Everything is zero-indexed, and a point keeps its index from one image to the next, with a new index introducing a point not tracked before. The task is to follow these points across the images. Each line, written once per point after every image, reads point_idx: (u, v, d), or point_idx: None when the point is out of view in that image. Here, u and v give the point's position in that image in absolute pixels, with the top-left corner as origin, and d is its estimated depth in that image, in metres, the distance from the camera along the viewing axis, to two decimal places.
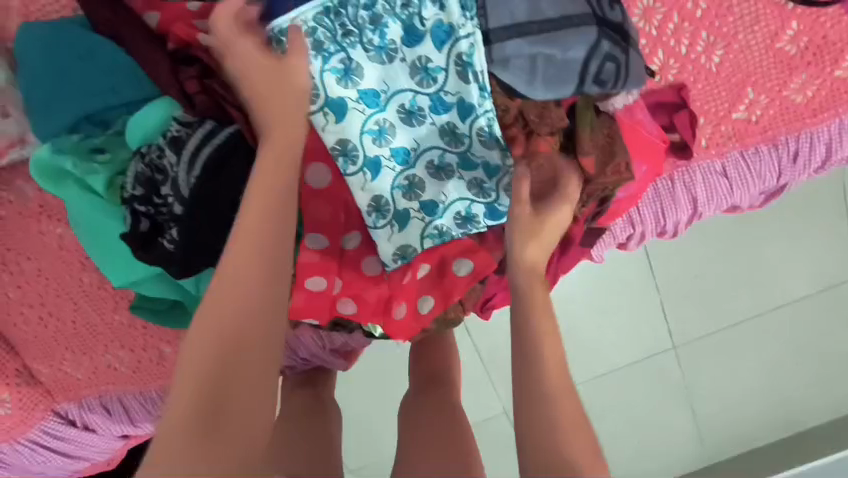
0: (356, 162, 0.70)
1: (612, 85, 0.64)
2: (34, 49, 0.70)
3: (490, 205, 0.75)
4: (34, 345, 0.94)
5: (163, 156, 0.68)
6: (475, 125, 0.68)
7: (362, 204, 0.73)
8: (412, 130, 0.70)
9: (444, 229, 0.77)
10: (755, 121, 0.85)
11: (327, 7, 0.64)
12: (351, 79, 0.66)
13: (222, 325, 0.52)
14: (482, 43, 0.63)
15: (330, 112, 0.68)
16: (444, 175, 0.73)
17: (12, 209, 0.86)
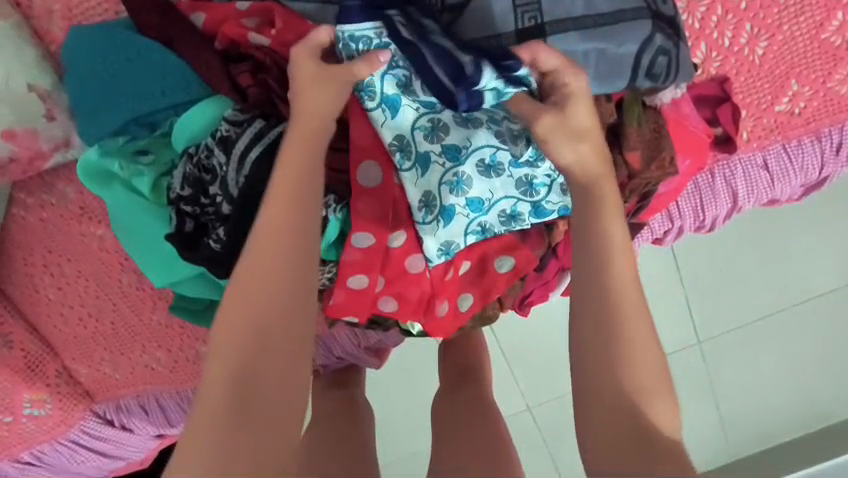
0: (410, 157, 0.72)
1: (663, 79, 0.65)
2: (83, 53, 0.71)
3: (535, 203, 0.76)
4: (75, 345, 0.95)
5: (212, 157, 0.68)
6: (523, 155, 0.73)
7: (412, 201, 0.74)
8: (468, 131, 0.73)
9: (488, 225, 0.77)
10: (798, 113, 0.84)
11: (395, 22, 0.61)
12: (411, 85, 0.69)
13: (247, 325, 0.52)
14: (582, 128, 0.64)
15: (386, 109, 0.70)
16: (494, 174, 0.74)
17: (54, 211, 0.87)
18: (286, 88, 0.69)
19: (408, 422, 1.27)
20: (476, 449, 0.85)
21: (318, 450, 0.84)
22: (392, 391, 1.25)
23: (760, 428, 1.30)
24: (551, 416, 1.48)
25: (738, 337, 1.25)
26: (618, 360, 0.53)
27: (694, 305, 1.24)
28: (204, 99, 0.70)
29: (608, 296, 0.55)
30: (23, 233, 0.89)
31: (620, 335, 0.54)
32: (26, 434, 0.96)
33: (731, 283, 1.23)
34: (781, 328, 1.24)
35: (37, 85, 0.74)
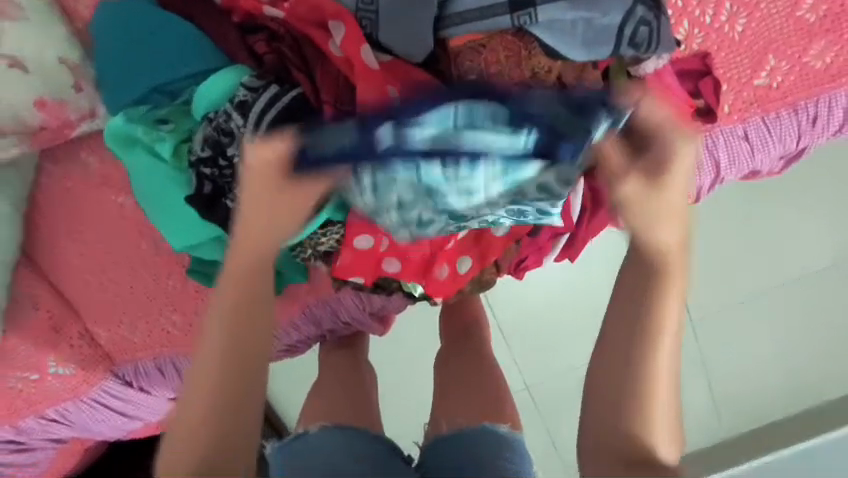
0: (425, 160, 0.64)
1: (644, 48, 0.70)
2: (113, 27, 0.78)
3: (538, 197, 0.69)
4: (96, 308, 1.01)
5: (230, 120, 0.73)
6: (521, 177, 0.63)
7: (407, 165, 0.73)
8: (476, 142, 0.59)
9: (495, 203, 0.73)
10: (776, 86, 0.90)
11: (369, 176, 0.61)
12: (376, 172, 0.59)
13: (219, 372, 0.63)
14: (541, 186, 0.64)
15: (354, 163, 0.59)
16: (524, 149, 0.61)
17: (79, 180, 0.93)
18: (298, 55, 0.74)
19: (411, 389, 1.34)
20: (472, 397, 0.92)
21: (325, 403, 0.91)
22: (397, 361, 1.32)
23: (751, 401, 1.36)
24: (549, 392, 1.54)
25: (724, 314, 1.31)
26: (640, 380, 0.66)
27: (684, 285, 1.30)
28: (223, 69, 0.76)
29: (646, 372, 0.66)
30: (50, 201, 0.95)
31: (647, 363, 0.66)
32: (51, 391, 1.01)
33: (717, 261, 1.28)
34: (763, 307, 1.30)
35: (67, 58, 0.80)
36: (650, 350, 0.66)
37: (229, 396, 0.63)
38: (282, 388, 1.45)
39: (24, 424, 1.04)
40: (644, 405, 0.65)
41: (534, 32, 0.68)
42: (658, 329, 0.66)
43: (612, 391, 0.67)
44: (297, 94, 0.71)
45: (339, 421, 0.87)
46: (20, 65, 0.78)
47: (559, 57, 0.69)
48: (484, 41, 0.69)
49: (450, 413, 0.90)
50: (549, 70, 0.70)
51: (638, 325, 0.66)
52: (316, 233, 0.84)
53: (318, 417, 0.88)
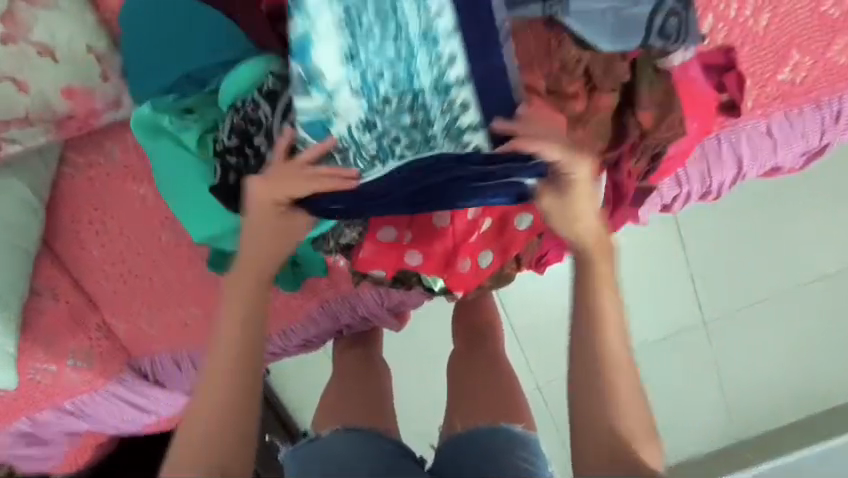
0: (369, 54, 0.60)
1: (674, 40, 0.71)
2: (143, 21, 0.79)
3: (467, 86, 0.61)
4: (115, 299, 1.01)
5: (258, 109, 0.72)
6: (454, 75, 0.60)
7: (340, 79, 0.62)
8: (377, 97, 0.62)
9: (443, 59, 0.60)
10: (799, 82, 0.89)
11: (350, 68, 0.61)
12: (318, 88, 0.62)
13: (227, 395, 0.65)
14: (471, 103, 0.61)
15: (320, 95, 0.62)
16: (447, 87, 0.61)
17: (103, 171, 0.94)
18: None
19: (424, 389, 1.32)
20: (486, 394, 0.91)
21: (339, 403, 0.91)
22: (410, 359, 1.31)
23: (774, 400, 1.39)
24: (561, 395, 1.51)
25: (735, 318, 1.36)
26: (603, 391, 0.66)
27: (698, 287, 1.36)
28: (249, 59, 0.75)
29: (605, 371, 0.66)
30: (72, 191, 0.95)
31: (606, 372, 0.66)
32: (68, 385, 1.00)
33: (724, 260, 1.34)
34: (773, 310, 1.35)
35: (95, 47, 0.80)
36: (597, 355, 0.67)
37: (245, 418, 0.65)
38: (293, 386, 1.43)
39: (40, 416, 1.04)
40: (606, 410, 0.65)
41: (564, 20, 0.68)
42: (598, 334, 0.67)
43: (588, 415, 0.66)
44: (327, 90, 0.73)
45: (348, 424, 0.86)
46: (49, 54, 0.79)
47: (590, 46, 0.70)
48: (514, 30, 0.69)
49: (463, 411, 0.89)
50: (577, 62, 0.71)
51: (581, 329, 0.68)
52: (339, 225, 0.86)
53: (329, 419, 0.88)
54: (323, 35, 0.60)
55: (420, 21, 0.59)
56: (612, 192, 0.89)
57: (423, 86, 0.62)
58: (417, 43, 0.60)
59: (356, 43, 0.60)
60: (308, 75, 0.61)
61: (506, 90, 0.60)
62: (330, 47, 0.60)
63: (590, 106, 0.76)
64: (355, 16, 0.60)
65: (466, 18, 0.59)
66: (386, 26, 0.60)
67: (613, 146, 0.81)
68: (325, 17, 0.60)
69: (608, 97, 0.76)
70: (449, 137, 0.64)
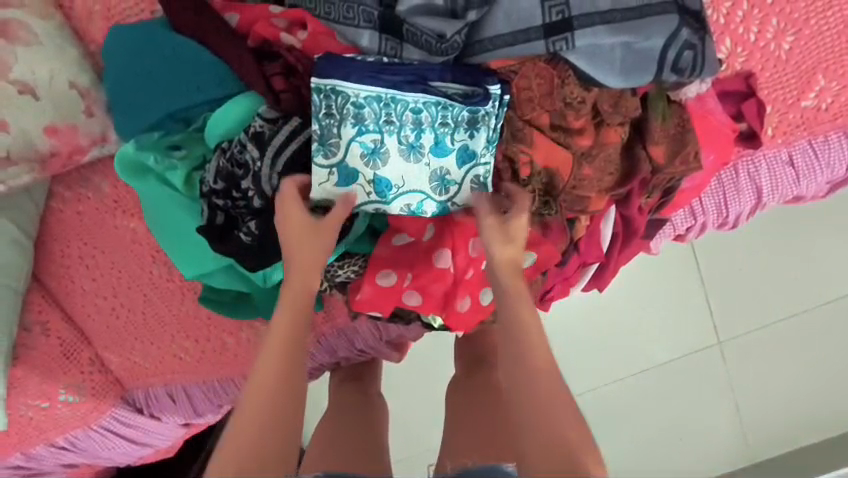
0: (383, 161, 0.69)
1: (689, 73, 0.66)
2: (122, 51, 0.74)
3: (464, 156, 0.70)
4: (107, 335, 0.98)
5: (244, 151, 0.70)
6: (471, 173, 0.70)
7: (355, 152, 0.68)
8: (405, 168, 0.69)
9: (446, 172, 0.70)
10: (825, 108, 0.82)
11: (361, 127, 0.67)
12: (328, 149, 0.68)
13: (275, 398, 0.60)
14: (467, 188, 0.71)
15: (337, 173, 0.69)
16: (445, 188, 0.71)
17: (90, 204, 0.90)
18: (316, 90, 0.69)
19: (424, 417, 1.27)
20: (483, 433, 0.85)
21: (327, 440, 0.87)
22: (411, 385, 1.27)
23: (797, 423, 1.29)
24: None
25: (750, 340, 1.30)
26: (532, 391, 0.60)
27: (714, 305, 1.30)
28: (237, 95, 0.71)
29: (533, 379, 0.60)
30: (60, 226, 0.92)
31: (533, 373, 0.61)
32: (61, 419, 0.98)
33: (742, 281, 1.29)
34: (791, 333, 1.29)
35: (77, 82, 0.77)
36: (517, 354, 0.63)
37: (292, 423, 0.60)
38: None
39: (34, 451, 1.02)
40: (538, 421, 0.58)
41: (570, 60, 0.66)
42: (514, 319, 0.65)
43: (528, 424, 0.58)
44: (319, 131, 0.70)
45: (332, 469, 0.80)
46: (29, 91, 0.76)
47: (593, 84, 0.67)
48: (516, 67, 0.67)
49: (456, 452, 0.84)
50: (583, 100, 0.68)
51: (515, 342, 0.64)
52: (332, 265, 0.82)
53: (315, 460, 0.83)
54: (343, 137, 0.68)
55: (431, 136, 0.68)
56: (622, 227, 0.85)
57: (428, 192, 0.71)
58: (426, 160, 0.69)
59: (375, 165, 0.69)
60: (343, 175, 0.69)
61: (476, 161, 0.70)
62: (352, 144, 0.68)
63: (598, 141, 0.72)
64: (369, 122, 0.67)
65: (442, 137, 0.68)
66: (406, 150, 0.69)
67: (621, 182, 0.76)
68: (344, 122, 0.67)
69: (617, 132, 0.71)
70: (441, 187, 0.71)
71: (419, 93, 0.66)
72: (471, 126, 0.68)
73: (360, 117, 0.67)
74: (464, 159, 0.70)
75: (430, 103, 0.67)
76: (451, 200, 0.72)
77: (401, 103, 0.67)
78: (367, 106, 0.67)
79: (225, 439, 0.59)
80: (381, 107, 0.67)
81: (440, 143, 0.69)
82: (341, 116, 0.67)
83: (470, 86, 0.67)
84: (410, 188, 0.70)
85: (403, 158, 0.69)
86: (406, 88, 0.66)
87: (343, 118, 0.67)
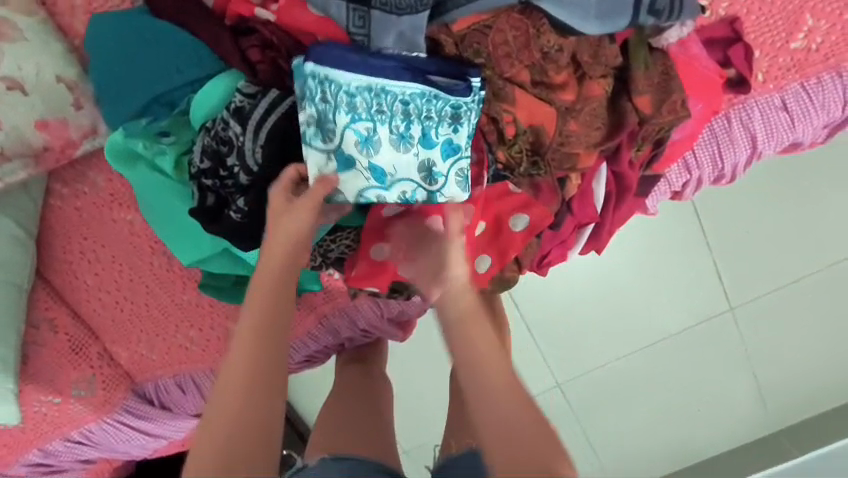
0: (376, 150, 0.69)
1: (667, 16, 0.66)
2: (103, 39, 0.75)
3: (447, 148, 0.70)
4: (113, 328, 1.00)
5: (228, 128, 0.70)
6: (455, 166, 0.71)
7: (350, 142, 0.69)
8: (396, 156, 0.70)
9: (433, 165, 0.70)
10: (815, 49, 0.81)
11: (355, 115, 0.68)
12: (325, 135, 0.69)
13: (238, 399, 0.59)
14: (452, 180, 0.71)
15: (335, 161, 0.70)
16: (432, 178, 0.71)
17: (88, 199, 0.92)
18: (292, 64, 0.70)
19: (436, 397, 1.28)
20: None
21: (332, 426, 0.87)
22: (418, 368, 1.26)
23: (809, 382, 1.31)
24: (583, 392, 1.44)
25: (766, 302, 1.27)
26: (492, 394, 0.59)
27: (724, 269, 1.26)
28: (218, 74, 0.72)
29: (485, 383, 0.60)
30: (61, 223, 0.94)
31: (488, 378, 0.60)
32: (75, 415, 1.00)
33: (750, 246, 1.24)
34: (808, 291, 1.25)
35: (64, 76, 0.79)
36: (467, 363, 0.62)
37: (265, 422, 0.59)
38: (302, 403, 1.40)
39: (51, 447, 1.05)
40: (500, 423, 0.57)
41: (543, 8, 0.65)
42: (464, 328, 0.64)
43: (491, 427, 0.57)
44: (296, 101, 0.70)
45: (339, 451, 0.80)
46: (18, 88, 0.77)
47: (571, 32, 0.67)
48: (489, 21, 0.66)
49: (460, 433, 0.83)
50: (561, 49, 0.67)
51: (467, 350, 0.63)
52: (325, 240, 0.83)
53: (320, 446, 0.83)
54: (339, 124, 0.68)
55: (418, 128, 0.69)
56: (613, 187, 0.84)
57: (416, 180, 0.71)
58: (413, 149, 0.69)
59: (368, 154, 0.69)
60: (340, 162, 0.70)
61: (458, 153, 0.70)
62: (346, 131, 0.69)
63: (582, 94, 0.71)
64: (361, 111, 0.68)
65: (427, 127, 0.69)
66: (394, 139, 0.69)
67: (610, 137, 0.75)
68: (336, 109, 0.68)
69: (600, 84, 0.71)
70: (426, 173, 0.71)
71: (407, 85, 0.67)
72: (454, 121, 0.68)
73: (353, 106, 0.68)
74: (447, 150, 0.70)
75: (416, 94, 0.67)
76: (441, 192, 0.71)
77: (391, 95, 0.67)
78: (359, 94, 0.67)
79: (195, 440, 0.59)
80: (372, 96, 0.68)
81: (424, 135, 0.69)
82: (335, 103, 0.68)
83: (454, 77, 0.68)
84: (403, 177, 0.71)
85: (394, 148, 0.69)
86: (393, 79, 0.67)
87: (338, 105, 0.68)
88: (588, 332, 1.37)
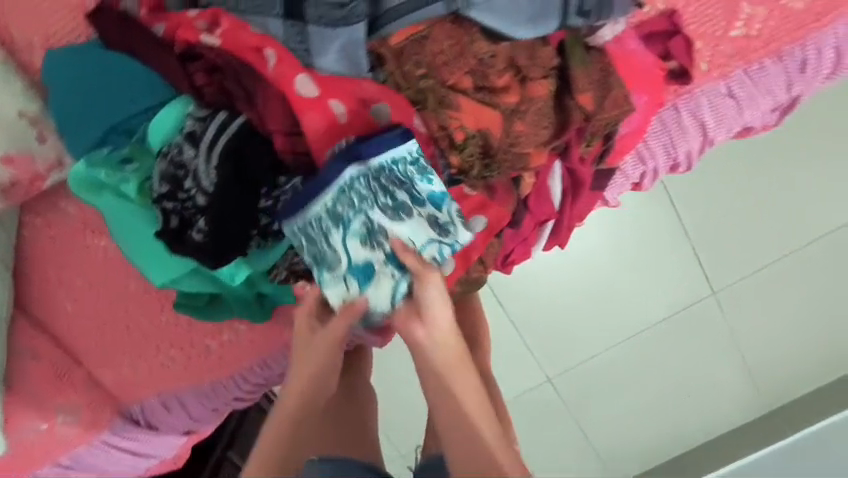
0: (383, 241, 0.70)
1: (596, 15, 0.68)
2: (59, 75, 0.77)
3: (434, 203, 0.71)
4: (95, 352, 1.02)
5: (183, 152, 0.73)
6: (452, 209, 0.72)
7: (359, 253, 0.71)
8: (406, 225, 0.70)
9: (438, 217, 0.71)
10: (755, 35, 0.82)
11: (343, 223, 0.70)
12: (328, 265, 0.72)
13: (278, 442, 0.72)
14: (458, 222, 0.72)
15: (356, 278, 0.72)
16: (442, 227, 0.71)
17: (60, 229, 0.94)
18: (238, 85, 0.72)
19: None
20: None
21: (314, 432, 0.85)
22: None
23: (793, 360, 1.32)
24: (572, 385, 1.45)
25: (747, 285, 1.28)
26: (461, 409, 0.65)
27: (704, 257, 1.28)
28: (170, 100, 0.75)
29: (456, 410, 0.65)
30: (36, 252, 0.97)
31: (459, 406, 0.66)
32: (63, 439, 1.03)
33: (730, 229, 1.24)
34: (784, 272, 1.26)
35: (26, 111, 0.81)
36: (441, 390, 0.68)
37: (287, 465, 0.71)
38: None
39: (43, 471, 1.07)
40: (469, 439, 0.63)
41: (474, 16, 0.67)
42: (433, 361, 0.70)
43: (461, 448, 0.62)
44: (244, 121, 0.72)
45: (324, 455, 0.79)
46: None
47: (503, 37, 0.69)
48: (425, 32, 0.69)
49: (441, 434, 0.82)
50: (494, 54, 0.70)
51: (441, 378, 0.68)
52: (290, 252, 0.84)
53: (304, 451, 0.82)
54: (337, 243, 0.71)
55: (400, 197, 0.70)
56: (568, 182, 0.86)
57: (440, 238, 0.72)
58: (414, 214, 0.71)
59: (382, 234, 0.70)
60: (360, 277, 0.71)
61: (448, 202, 0.72)
62: (348, 245, 0.71)
63: (524, 95, 0.73)
64: (348, 214, 0.70)
65: (404, 190, 0.70)
66: (392, 215, 0.70)
67: (558, 135, 0.77)
68: (317, 220, 0.70)
69: (542, 84, 0.73)
70: (447, 229, 0.72)
71: (368, 170, 0.69)
72: (423, 173, 0.70)
73: (340, 217, 0.70)
74: (433, 203, 0.71)
75: (380, 170, 0.69)
76: (458, 240, 0.72)
77: (359, 183, 0.69)
78: (337, 204, 0.70)
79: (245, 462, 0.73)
80: (348, 196, 0.69)
81: (410, 198, 0.70)
82: (323, 231, 0.71)
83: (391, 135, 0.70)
84: (427, 244, 0.71)
85: (397, 222, 0.70)
86: (349, 171, 0.68)
87: (327, 229, 0.71)
88: (571, 325, 1.38)
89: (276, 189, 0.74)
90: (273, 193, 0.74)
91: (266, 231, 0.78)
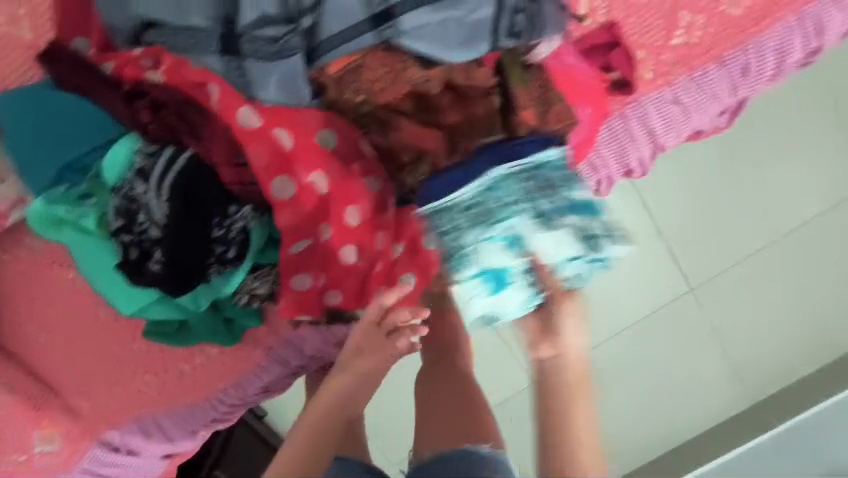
0: (494, 250, 0.78)
1: (527, 35, 0.70)
2: (12, 116, 0.79)
3: (584, 212, 0.77)
4: (70, 382, 1.03)
5: (134, 187, 0.75)
6: (603, 220, 0.78)
7: (484, 260, 0.78)
8: (554, 231, 0.77)
9: (590, 228, 0.77)
10: (697, 43, 0.85)
11: (486, 224, 0.76)
12: (467, 261, 0.79)
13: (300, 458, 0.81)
14: (610, 232, 0.78)
15: (485, 278, 0.80)
16: (590, 238, 0.78)
17: (28, 263, 0.96)
18: (183, 121, 0.74)
19: None
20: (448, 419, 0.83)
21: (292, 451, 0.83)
22: None
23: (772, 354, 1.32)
24: None
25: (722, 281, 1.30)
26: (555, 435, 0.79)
27: (678, 253, 1.30)
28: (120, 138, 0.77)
29: (556, 432, 0.79)
30: (7, 288, 0.98)
31: (560, 430, 0.79)
32: (45, 466, 1.05)
33: (705, 225, 1.28)
34: (755, 266, 1.28)
35: None
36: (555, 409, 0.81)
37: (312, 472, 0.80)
38: None
39: None
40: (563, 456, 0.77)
41: (405, 44, 0.68)
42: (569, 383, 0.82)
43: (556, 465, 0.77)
44: (191, 154, 0.74)
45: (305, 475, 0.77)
46: None
47: (435, 63, 0.70)
48: (359, 61, 0.70)
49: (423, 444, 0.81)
50: (429, 79, 0.71)
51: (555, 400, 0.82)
52: (248, 278, 0.85)
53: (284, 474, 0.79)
54: (473, 242, 0.77)
55: (547, 202, 0.76)
56: None
57: (585, 250, 0.78)
58: (564, 222, 0.77)
59: (531, 237, 0.77)
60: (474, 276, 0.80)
61: (589, 211, 0.77)
62: (483, 246, 0.78)
63: (466, 115, 0.74)
64: (498, 214, 0.76)
65: (546, 193, 0.76)
66: (546, 220, 0.77)
67: None
68: (473, 223, 0.76)
69: (483, 103, 0.74)
70: (593, 244, 0.78)
71: (522, 169, 0.74)
72: (566, 182, 0.77)
73: (489, 217, 0.76)
74: (576, 207, 0.77)
75: (542, 171, 0.75)
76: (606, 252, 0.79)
77: (515, 183, 0.75)
78: (487, 201, 0.75)
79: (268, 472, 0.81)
80: (484, 200, 0.75)
81: (551, 208, 0.76)
82: (468, 225, 0.76)
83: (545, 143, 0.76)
84: (561, 257, 0.79)
85: (542, 229, 0.77)
86: (501, 173, 0.74)
87: (476, 223, 0.76)
88: None
89: (226, 219, 0.76)
90: (224, 223, 0.76)
91: (221, 260, 0.79)
